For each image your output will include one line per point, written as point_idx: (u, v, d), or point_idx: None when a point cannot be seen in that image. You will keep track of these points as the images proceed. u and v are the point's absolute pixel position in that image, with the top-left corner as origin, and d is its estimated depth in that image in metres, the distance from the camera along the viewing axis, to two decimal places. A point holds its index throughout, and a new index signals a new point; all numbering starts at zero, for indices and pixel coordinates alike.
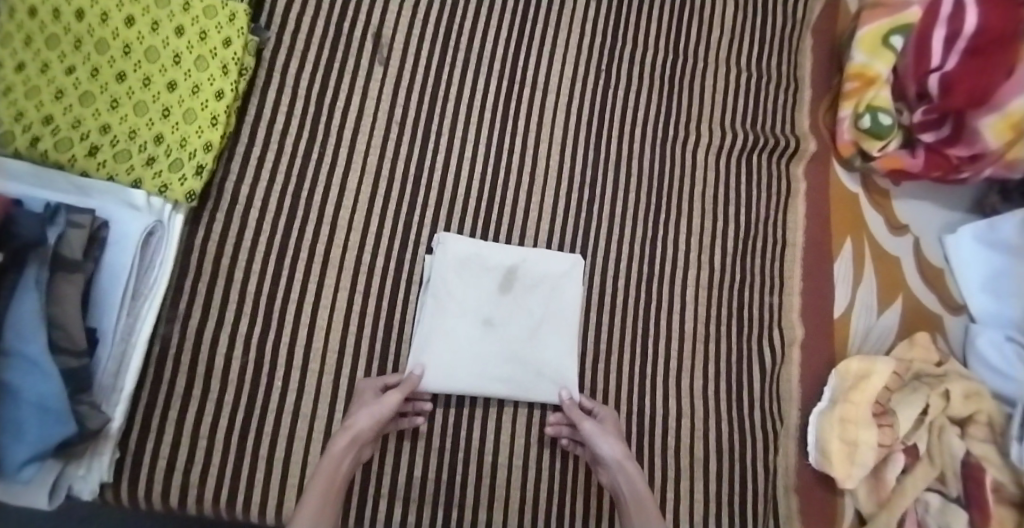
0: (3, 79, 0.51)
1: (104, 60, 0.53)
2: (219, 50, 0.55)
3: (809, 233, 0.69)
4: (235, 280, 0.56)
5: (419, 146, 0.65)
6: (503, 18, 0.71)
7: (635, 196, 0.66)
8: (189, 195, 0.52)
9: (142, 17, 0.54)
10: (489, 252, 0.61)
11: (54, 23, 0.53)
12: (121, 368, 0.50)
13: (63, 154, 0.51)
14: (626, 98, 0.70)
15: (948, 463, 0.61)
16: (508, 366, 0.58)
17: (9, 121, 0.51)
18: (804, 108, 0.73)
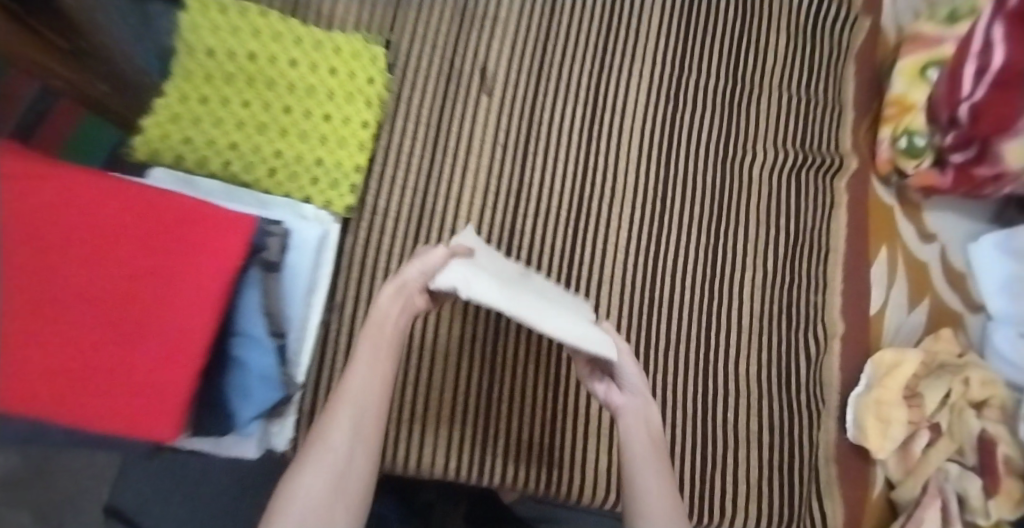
0: (190, 110, 0.60)
1: (274, 96, 0.63)
2: (365, 87, 0.67)
3: (851, 241, 0.80)
4: (378, 277, 0.67)
5: (517, 163, 0.73)
6: (588, 45, 0.78)
7: (700, 208, 0.76)
8: (344, 209, 0.65)
9: (304, 60, 0.64)
10: (505, 258, 0.54)
11: (233, 65, 0.62)
12: (300, 348, 0.61)
13: (248, 175, 0.61)
14: (694, 120, 0.78)
15: (965, 439, 0.73)
16: (542, 310, 0.43)
17: (202, 146, 0.60)
18: (847, 128, 0.82)
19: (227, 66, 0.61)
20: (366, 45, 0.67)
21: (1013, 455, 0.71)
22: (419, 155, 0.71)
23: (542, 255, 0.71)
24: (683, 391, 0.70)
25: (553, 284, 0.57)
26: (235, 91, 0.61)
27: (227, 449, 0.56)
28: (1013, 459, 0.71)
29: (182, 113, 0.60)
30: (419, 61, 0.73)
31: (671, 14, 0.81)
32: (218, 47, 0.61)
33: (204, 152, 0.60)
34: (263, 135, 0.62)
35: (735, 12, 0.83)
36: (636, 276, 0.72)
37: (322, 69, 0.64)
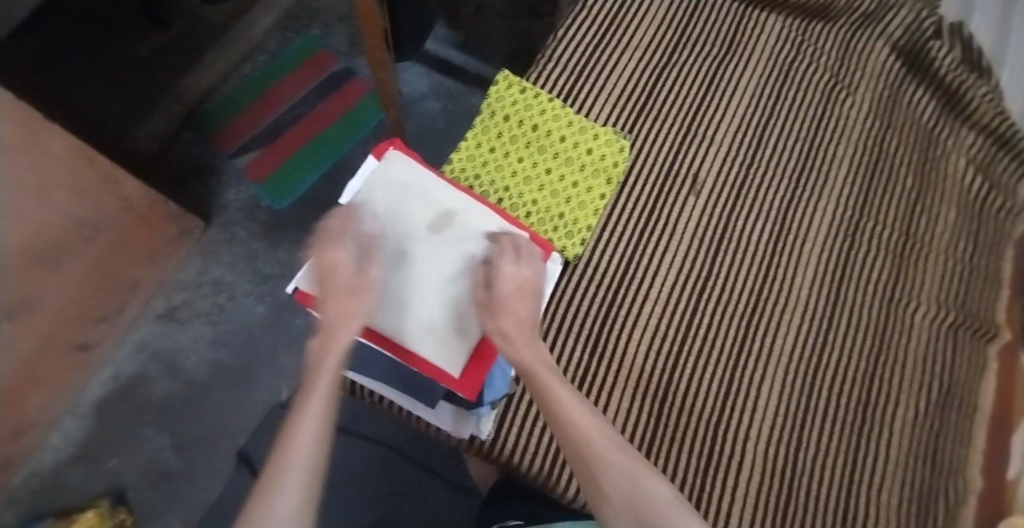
0: (484, 157, 0.83)
1: (542, 159, 0.83)
2: (610, 169, 0.85)
3: (995, 405, 0.87)
4: (588, 318, 0.80)
5: (712, 260, 0.87)
6: (785, 180, 0.93)
7: (862, 337, 0.85)
8: (575, 256, 0.81)
9: (569, 138, 0.85)
10: (426, 190, 0.69)
11: (521, 131, 0.84)
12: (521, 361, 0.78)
13: (514, 212, 0.81)
14: (869, 261, 0.89)
15: None
16: (430, 315, 0.63)
17: (485, 184, 0.82)
18: (1002, 303, 0.93)
19: (516, 130, 0.84)
20: (618, 139, 0.86)
21: None
22: (636, 233, 0.86)
23: (723, 344, 0.82)
24: (817, 498, 0.77)
25: (477, 210, 0.69)
26: (516, 148, 0.84)
27: (445, 423, 0.71)
28: None
29: (477, 154, 0.83)
30: (646, 159, 0.90)
31: (860, 168, 0.95)
32: (513, 118, 0.85)
33: (485, 189, 0.82)
34: (527, 184, 0.82)
35: (915, 179, 0.95)
36: (793, 381, 0.82)
37: (580, 148, 0.85)
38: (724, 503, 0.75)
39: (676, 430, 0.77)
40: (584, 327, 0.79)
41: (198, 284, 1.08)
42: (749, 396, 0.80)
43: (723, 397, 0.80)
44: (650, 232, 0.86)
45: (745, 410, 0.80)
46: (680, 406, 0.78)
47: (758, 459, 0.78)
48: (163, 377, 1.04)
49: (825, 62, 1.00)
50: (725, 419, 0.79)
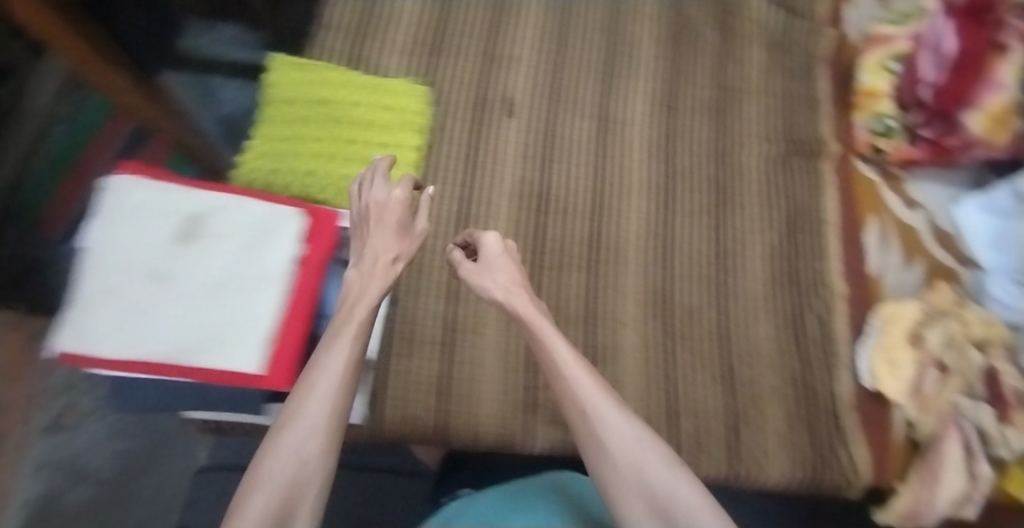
0: (279, 149, 0.77)
1: (338, 131, 0.78)
2: (413, 119, 0.82)
3: (841, 210, 0.93)
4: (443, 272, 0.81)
5: (544, 172, 0.88)
6: (594, 72, 0.94)
7: (702, 195, 0.90)
8: None
9: (361, 100, 0.80)
10: (168, 201, 0.60)
11: (308, 111, 0.79)
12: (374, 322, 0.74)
13: (324, 194, 0.75)
14: (690, 125, 0.94)
15: (970, 373, 0.77)
16: (208, 330, 0.55)
17: (286, 174, 0.75)
18: (825, 119, 0.97)
19: (303, 112, 0.79)
20: (412, 87, 0.83)
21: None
22: (462, 173, 0.85)
23: (580, 247, 0.85)
24: (703, 355, 0.82)
25: (234, 204, 0.61)
26: (309, 130, 0.78)
27: None
28: None
29: (269, 148, 0.77)
30: (453, 97, 0.88)
31: (661, 40, 0.98)
32: (297, 99, 0.80)
33: (285, 179, 0.75)
34: (331, 161, 0.77)
35: (717, 35, 0.99)
36: (655, 260, 0.86)
37: (376, 107, 0.81)
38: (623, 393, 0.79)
39: None
40: (444, 281, 0.81)
41: (70, 381, 1.03)
42: (620, 289, 0.84)
43: (595, 299, 0.83)
44: (480, 165, 0.86)
45: (620, 302, 0.83)
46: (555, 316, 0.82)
47: (642, 341, 0.82)
48: (68, 488, 0.98)
49: None
50: (599, 316, 0.82)
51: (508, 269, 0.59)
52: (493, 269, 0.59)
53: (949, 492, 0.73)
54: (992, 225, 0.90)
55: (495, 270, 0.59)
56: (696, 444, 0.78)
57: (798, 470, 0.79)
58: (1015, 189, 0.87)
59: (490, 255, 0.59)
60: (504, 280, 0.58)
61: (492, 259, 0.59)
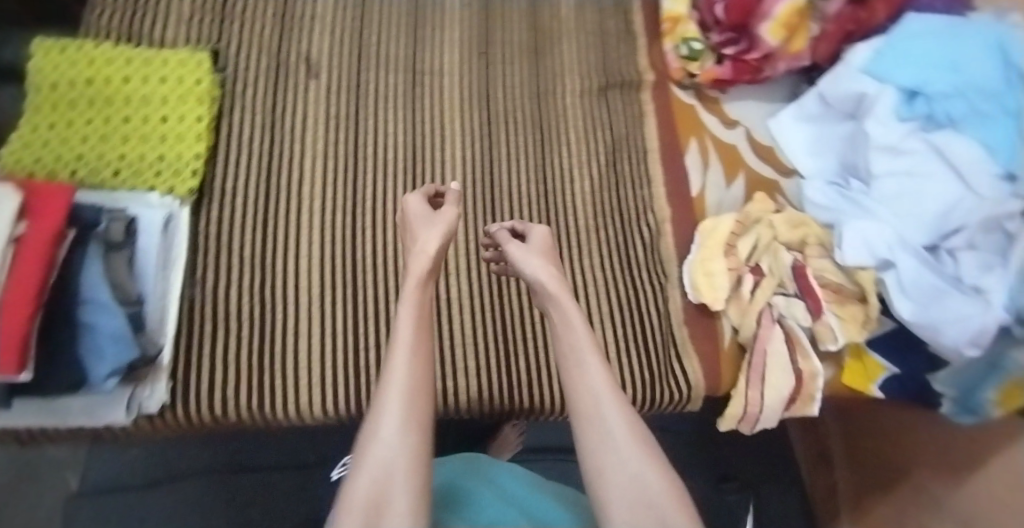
0: (43, 136, 0.71)
1: (111, 110, 0.74)
2: (196, 88, 0.77)
3: (662, 137, 0.94)
4: (248, 244, 0.76)
5: (353, 130, 0.84)
6: (402, 26, 0.91)
7: (523, 138, 0.90)
8: (190, 191, 0.74)
9: (137, 76, 0.76)
10: None
11: (73, 92, 0.74)
12: (164, 305, 0.68)
13: (100, 177, 0.71)
14: (506, 69, 0.93)
15: (784, 273, 0.82)
16: None
17: (53, 162, 0.71)
18: (641, 51, 0.98)
19: (68, 94, 0.73)
20: (193, 54, 0.78)
21: (843, 284, 0.82)
22: (262, 140, 0.81)
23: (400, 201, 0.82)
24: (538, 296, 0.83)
25: None
26: (78, 113, 0.73)
27: (93, 417, 0.62)
28: (845, 289, 0.82)
29: (31, 137, 0.71)
30: (248, 61, 0.83)
31: None
32: (59, 80, 0.74)
33: (53, 167, 0.71)
34: (106, 143, 0.72)
35: None
36: (479, 209, 0.86)
37: (150, 82, 0.76)
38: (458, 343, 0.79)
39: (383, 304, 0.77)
40: (245, 255, 0.76)
41: None
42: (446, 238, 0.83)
43: None
44: (280, 131, 0.82)
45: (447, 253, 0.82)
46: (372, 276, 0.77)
47: (472, 289, 0.82)
48: None
49: None
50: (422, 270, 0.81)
51: (551, 253, 0.67)
52: (531, 264, 0.65)
53: (771, 383, 0.79)
54: (807, 132, 0.93)
55: (543, 265, 0.65)
56: (533, 383, 0.78)
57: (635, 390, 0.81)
58: (817, 96, 0.91)
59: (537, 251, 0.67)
60: (546, 272, 0.64)
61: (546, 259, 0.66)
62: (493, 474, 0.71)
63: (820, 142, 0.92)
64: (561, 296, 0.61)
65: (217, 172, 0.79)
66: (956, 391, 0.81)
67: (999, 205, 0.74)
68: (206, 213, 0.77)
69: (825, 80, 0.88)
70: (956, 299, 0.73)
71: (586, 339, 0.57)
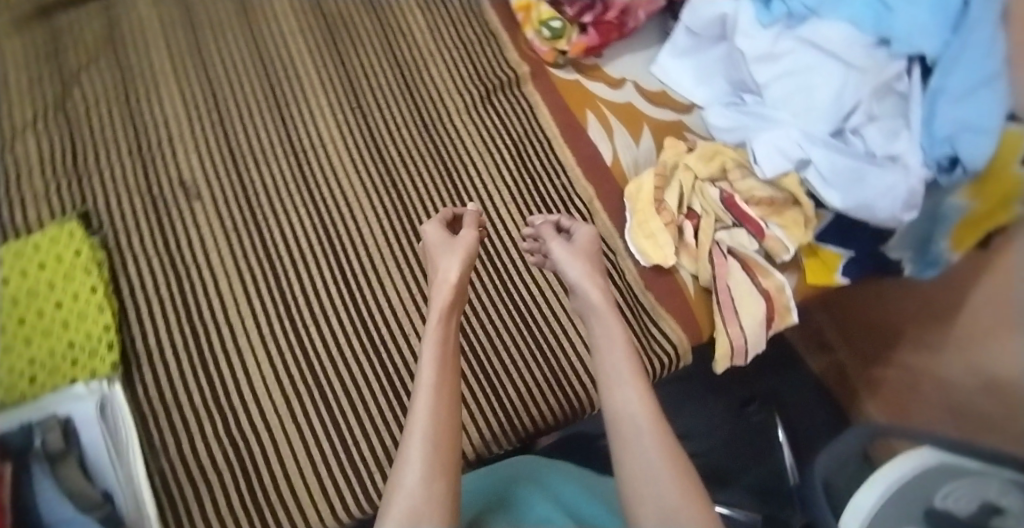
0: None
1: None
2: (77, 259, 0.71)
3: (558, 121, 0.93)
4: (194, 392, 0.70)
5: (256, 234, 0.79)
6: (265, 112, 0.87)
7: (428, 174, 0.88)
8: (114, 364, 0.68)
9: (12, 273, 0.70)
10: None
11: None
12: (136, 491, 0.63)
13: (14, 391, 0.65)
14: (385, 115, 0.90)
15: (715, 208, 0.83)
16: None
17: None
18: (508, 47, 0.96)
19: None
20: (61, 226, 0.73)
21: (773, 195, 0.83)
22: (168, 282, 0.75)
23: (330, 286, 0.79)
24: (504, 320, 0.81)
25: None
26: None
27: None
28: (777, 198, 0.83)
29: None
30: (122, 207, 0.78)
31: (319, 48, 0.92)
32: None
33: None
34: (5, 355, 0.66)
35: (370, 17, 0.96)
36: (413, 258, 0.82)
37: (28, 272, 0.70)
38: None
39: (354, 394, 0.73)
40: (199, 403, 0.70)
41: None
42: (389, 301, 0.79)
43: (371, 327, 0.77)
44: (182, 264, 0.76)
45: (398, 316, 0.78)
46: (334, 372, 0.74)
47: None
48: None
49: None
50: (379, 344, 0.76)
51: (591, 254, 0.69)
52: (567, 266, 0.67)
53: (744, 313, 0.79)
54: (689, 65, 0.94)
55: (576, 265, 0.67)
56: (528, 403, 0.77)
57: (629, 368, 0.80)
58: (683, 30, 0.92)
59: (573, 246, 0.69)
60: (581, 274, 0.66)
61: (584, 257, 0.68)
62: (546, 475, 0.68)
63: (702, 70, 0.93)
64: (598, 303, 0.64)
65: (134, 334, 0.72)
66: (909, 251, 0.84)
67: (883, 72, 0.77)
68: (140, 378, 0.70)
69: (685, 13, 0.90)
70: (877, 173, 0.75)
71: (618, 345, 0.61)
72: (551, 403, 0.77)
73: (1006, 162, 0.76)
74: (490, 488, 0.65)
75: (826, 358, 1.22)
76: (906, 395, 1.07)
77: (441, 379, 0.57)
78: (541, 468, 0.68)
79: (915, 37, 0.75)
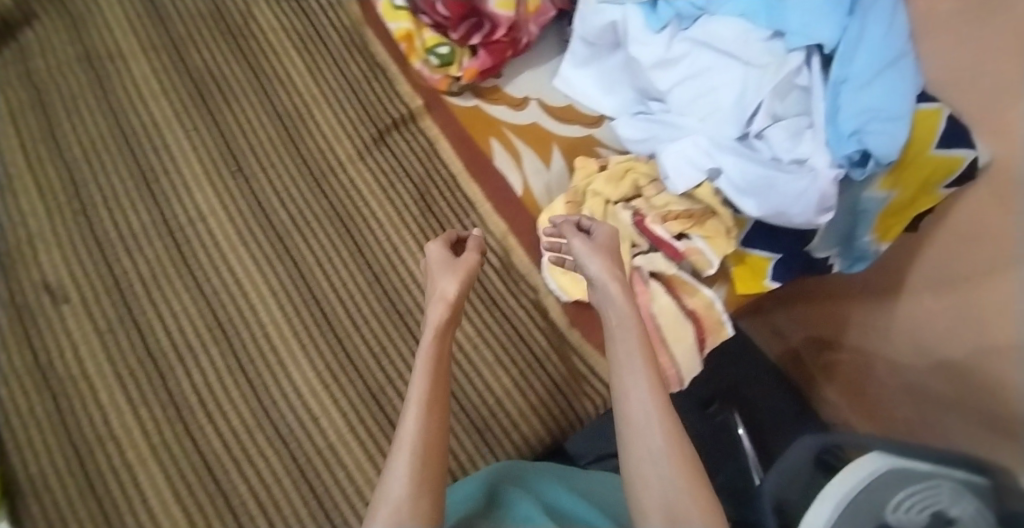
0: None
1: None
2: None
3: (462, 155, 0.88)
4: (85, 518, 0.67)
5: (140, 333, 0.75)
6: (135, 191, 0.80)
7: (325, 234, 0.83)
8: None
9: None
10: None
11: None
12: None
13: None
14: (269, 175, 0.83)
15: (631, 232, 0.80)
16: None
17: None
18: (398, 79, 0.90)
19: None
20: None
21: (690, 209, 0.80)
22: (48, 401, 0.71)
23: (225, 376, 0.75)
24: None
25: None
26: None
27: None
28: (694, 211, 0.81)
29: None
30: None
31: (187, 108, 0.84)
32: None
33: None
34: None
35: (241, 64, 0.87)
36: (316, 332, 0.79)
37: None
38: (356, 480, 0.73)
39: (260, 492, 0.70)
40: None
41: None
42: (290, 386, 0.76)
43: (273, 415, 0.75)
44: (56, 378, 0.72)
45: (298, 400, 0.76)
46: (241, 470, 0.71)
47: (345, 418, 0.75)
48: None
49: (63, 53, 0.84)
50: (285, 430, 0.74)
51: (612, 248, 0.63)
52: (585, 255, 0.61)
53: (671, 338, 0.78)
54: (593, 74, 0.87)
55: (594, 252, 0.61)
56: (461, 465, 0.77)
57: (558, 420, 0.80)
58: (580, 39, 0.86)
59: (597, 233, 0.64)
60: (601, 264, 0.60)
61: (603, 247, 0.63)
62: (531, 478, 0.63)
63: (606, 79, 0.87)
64: (613, 296, 0.58)
65: (15, 463, 0.69)
66: (838, 247, 0.81)
67: (783, 67, 0.72)
68: (27, 511, 0.67)
69: (576, 23, 0.84)
70: (787, 179, 0.71)
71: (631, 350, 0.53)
72: (483, 467, 0.76)
73: (921, 149, 0.71)
74: (475, 495, 0.59)
75: (783, 343, 1.19)
76: (862, 379, 1.04)
77: (435, 391, 0.51)
78: (523, 472, 0.64)
79: (811, 27, 0.70)
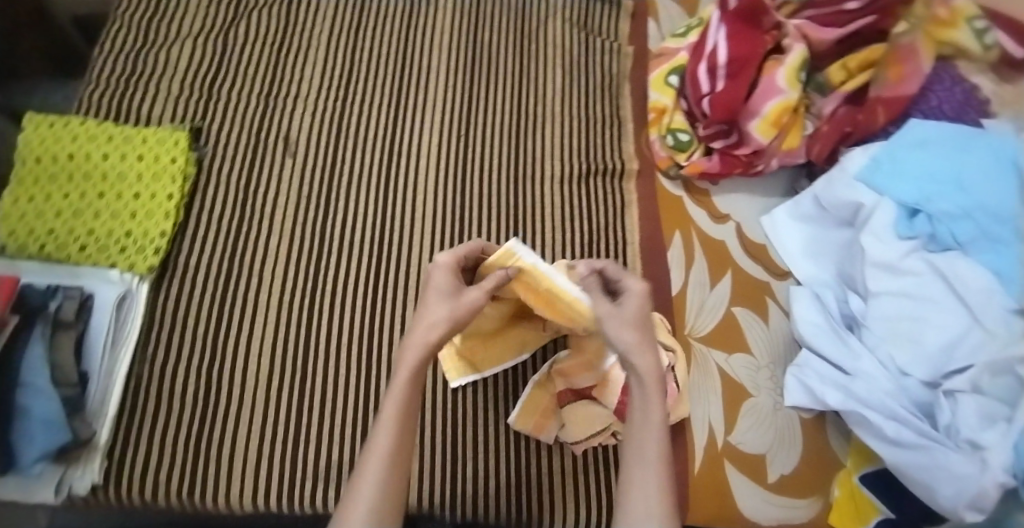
0: (38, 208, 0.78)
1: (89, 187, 0.80)
2: (167, 166, 0.83)
3: (645, 231, 0.89)
4: (200, 317, 0.79)
5: (322, 211, 0.88)
6: (385, 111, 0.96)
7: (497, 223, 0.88)
8: (149, 267, 0.78)
9: (113, 153, 0.82)
10: None
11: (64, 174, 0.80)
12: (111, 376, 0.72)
13: (63, 252, 0.77)
14: (485, 150, 0.94)
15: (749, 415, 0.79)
16: None
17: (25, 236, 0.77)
18: (628, 138, 0.96)
19: (51, 167, 0.80)
20: (171, 134, 0.85)
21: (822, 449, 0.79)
22: (233, 217, 0.86)
23: (355, 280, 0.84)
24: None
25: None
26: (59, 187, 0.80)
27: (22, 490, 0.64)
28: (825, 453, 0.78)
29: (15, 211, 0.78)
30: (229, 141, 0.90)
31: (456, 72, 1.00)
32: (59, 158, 0.80)
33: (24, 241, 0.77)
34: (78, 217, 0.79)
35: (514, 59, 1.01)
36: None
37: (128, 159, 0.82)
38: None
39: (329, 386, 0.77)
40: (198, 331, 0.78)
41: None
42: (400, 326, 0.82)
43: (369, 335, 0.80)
44: (250, 206, 0.87)
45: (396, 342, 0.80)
46: (317, 365, 0.78)
47: None
48: None
49: None
50: (369, 354, 0.79)
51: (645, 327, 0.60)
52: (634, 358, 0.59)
53: (740, 495, 0.75)
54: (804, 232, 0.86)
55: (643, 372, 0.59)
56: (479, 490, 0.78)
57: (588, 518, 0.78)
58: (811, 196, 0.85)
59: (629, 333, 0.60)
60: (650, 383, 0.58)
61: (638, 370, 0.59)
62: None
63: (815, 244, 0.85)
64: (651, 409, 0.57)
65: (181, 249, 0.83)
66: None
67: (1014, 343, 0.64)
68: (166, 288, 0.80)
69: (821, 181, 0.84)
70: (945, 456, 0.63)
71: (651, 485, 0.55)
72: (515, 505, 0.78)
73: None
74: None
75: None
76: None
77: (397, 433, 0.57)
78: None
79: None
